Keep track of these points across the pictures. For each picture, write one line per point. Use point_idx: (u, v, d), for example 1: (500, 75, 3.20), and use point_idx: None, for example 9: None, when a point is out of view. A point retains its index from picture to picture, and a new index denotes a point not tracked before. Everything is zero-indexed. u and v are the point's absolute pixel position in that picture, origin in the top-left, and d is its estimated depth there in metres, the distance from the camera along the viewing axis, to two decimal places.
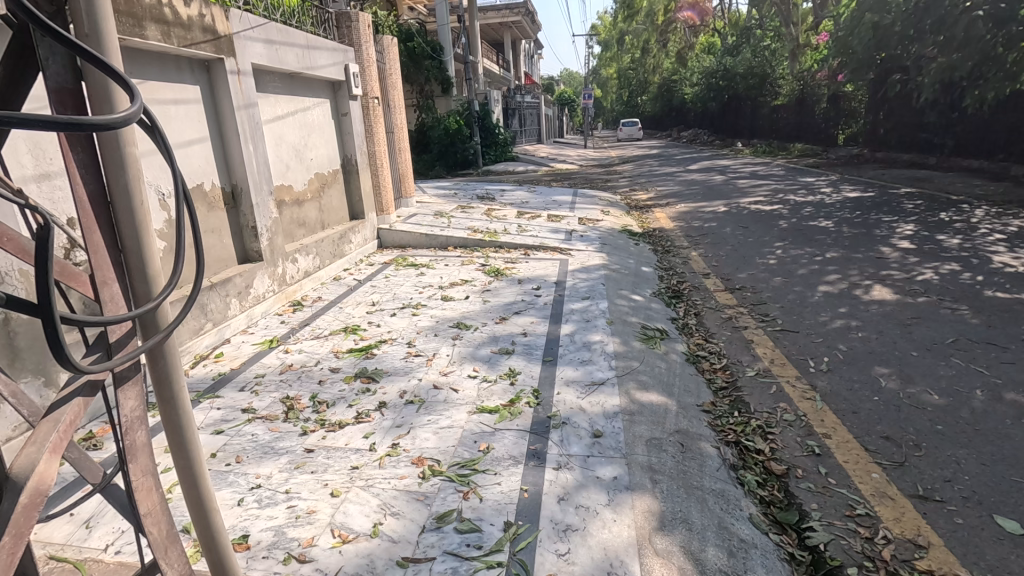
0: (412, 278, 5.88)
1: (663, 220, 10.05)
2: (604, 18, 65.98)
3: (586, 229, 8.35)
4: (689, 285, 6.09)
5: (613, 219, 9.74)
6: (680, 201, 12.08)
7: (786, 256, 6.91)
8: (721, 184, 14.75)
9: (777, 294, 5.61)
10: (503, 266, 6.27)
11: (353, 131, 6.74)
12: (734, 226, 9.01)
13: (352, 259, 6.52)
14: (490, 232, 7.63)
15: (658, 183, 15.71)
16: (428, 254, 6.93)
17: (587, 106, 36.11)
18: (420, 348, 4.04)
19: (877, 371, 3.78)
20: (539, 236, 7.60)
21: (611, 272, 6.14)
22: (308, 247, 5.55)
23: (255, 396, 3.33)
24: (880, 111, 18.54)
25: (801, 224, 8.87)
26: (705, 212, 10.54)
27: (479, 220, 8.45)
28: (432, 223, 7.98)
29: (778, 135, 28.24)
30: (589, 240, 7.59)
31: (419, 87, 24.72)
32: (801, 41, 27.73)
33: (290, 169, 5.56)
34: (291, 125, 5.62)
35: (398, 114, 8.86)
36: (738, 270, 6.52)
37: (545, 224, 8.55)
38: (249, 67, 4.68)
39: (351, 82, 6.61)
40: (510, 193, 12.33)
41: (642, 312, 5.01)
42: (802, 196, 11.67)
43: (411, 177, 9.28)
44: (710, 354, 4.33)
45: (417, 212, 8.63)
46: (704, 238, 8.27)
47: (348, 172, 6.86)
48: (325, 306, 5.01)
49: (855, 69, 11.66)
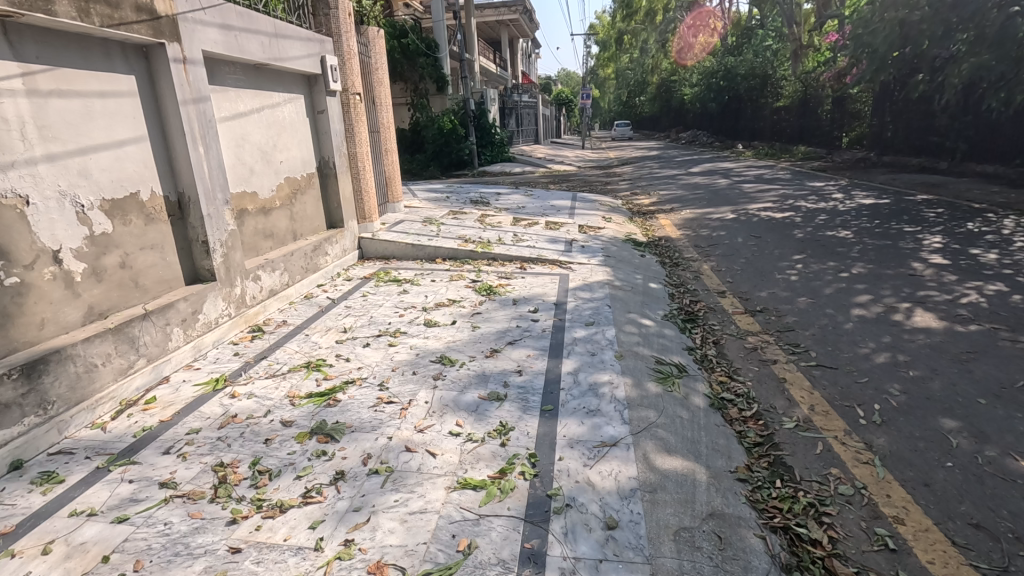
0: (393, 297, 5.21)
1: (669, 228, 9.44)
2: (602, 18, 65.59)
3: (588, 239, 7.71)
4: (704, 305, 5.45)
5: (616, 227, 9.11)
6: (685, 206, 11.45)
7: (808, 272, 6.28)
8: (726, 188, 14.14)
9: (806, 318, 4.98)
10: (496, 284, 5.61)
11: (330, 131, 6.07)
12: (746, 235, 8.38)
13: (328, 273, 5.84)
14: (484, 243, 6.98)
15: (660, 187, 15.09)
16: (414, 267, 6.27)
17: (586, 106, 35.54)
18: (394, 392, 3.38)
19: (944, 426, 3.14)
20: (537, 247, 6.95)
21: (616, 290, 5.50)
22: (274, 262, 4.88)
23: (181, 463, 2.66)
24: (888, 114, 17.97)
25: (818, 234, 8.25)
26: (713, 218, 9.91)
27: (471, 228, 7.80)
28: (420, 231, 7.32)
29: (780, 137, 27.66)
30: (591, 252, 6.96)
31: (413, 85, 23.94)
32: (804, 41, 27.20)
33: (254, 173, 4.88)
34: (256, 123, 4.95)
35: (384, 113, 8.19)
36: (757, 287, 5.89)
37: (543, 232, 7.90)
38: (199, 55, 4.00)
39: (328, 76, 5.93)
40: (506, 197, 11.69)
41: (654, 341, 4.36)
42: (814, 202, 11.05)
43: (398, 181, 8.62)
44: (738, 397, 3.68)
45: (405, 218, 7.97)
46: (716, 249, 7.65)
47: (325, 175, 6.19)
48: (290, 333, 4.34)
49: (871, 69, 11.06)
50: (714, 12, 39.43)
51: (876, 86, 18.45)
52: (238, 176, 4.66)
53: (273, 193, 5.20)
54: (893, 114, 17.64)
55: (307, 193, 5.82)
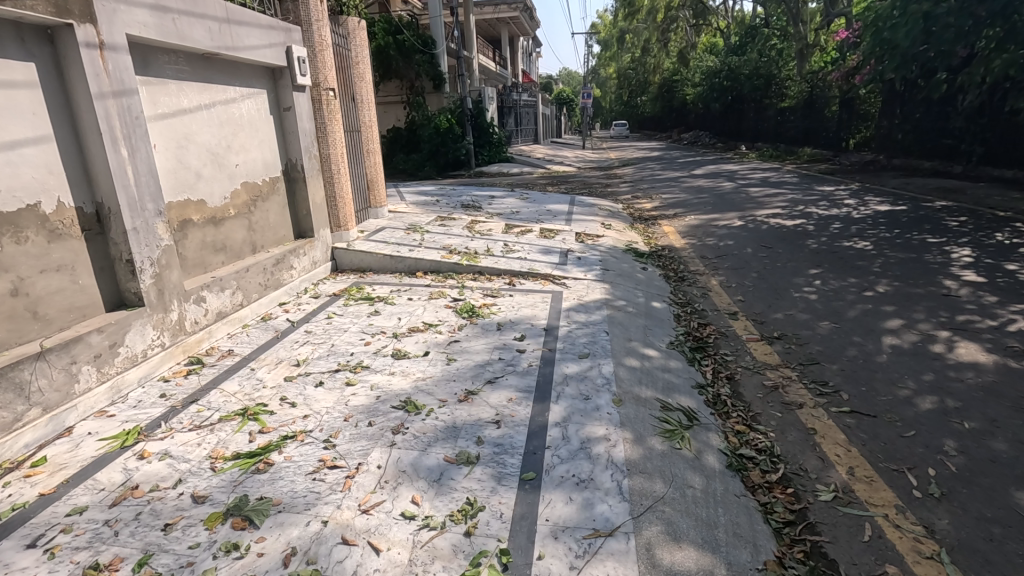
0: (362, 319, 4.60)
1: (672, 236, 8.85)
2: (603, 18, 65.05)
3: (585, 249, 7.10)
4: (714, 330, 4.83)
5: (615, 235, 8.49)
6: (689, 212, 10.84)
7: (829, 290, 5.67)
8: (731, 192, 13.51)
9: (832, 347, 4.36)
10: (480, 303, 5.00)
11: (298, 130, 5.45)
12: (756, 245, 7.76)
13: (293, 290, 5.22)
14: (471, 254, 6.36)
15: (662, 190, 14.45)
16: (391, 283, 5.66)
17: (586, 106, 34.90)
18: (341, 452, 2.76)
19: (1020, 504, 2.53)
20: (528, 259, 6.33)
21: (614, 312, 4.88)
22: (223, 280, 4.26)
23: (46, 563, 2.05)
24: (899, 115, 17.33)
25: (834, 244, 7.63)
26: (719, 226, 9.31)
27: (458, 236, 7.18)
28: (402, 241, 6.70)
29: (785, 139, 27.02)
30: (587, 264, 6.35)
31: (409, 83, 23.74)
32: (810, 40, 26.57)
33: (201, 179, 4.26)
34: (205, 121, 4.33)
35: (364, 112, 7.55)
36: (772, 308, 5.27)
37: (537, 241, 7.29)
38: (123, 40, 3.38)
39: (295, 68, 5.30)
40: (500, 201, 11.08)
41: (657, 379, 3.75)
42: (827, 208, 10.42)
43: (381, 185, 8.00)
44: (759, 454, 3.06)
45: (387, 225, 7.37)
46: (724, 261, 7.03)
47: (291, 180, 5.58)
48: (235, 365, 3.73)
49: (887, 67, 10.43)
50: (718, 11, 38.79)
51: (886, 86, 17.82)
52: (179, 182, 4.04)
53: (226, 200, 4.58)
54: (905, 115, 17.01)
55: (269, 200, 5.20)
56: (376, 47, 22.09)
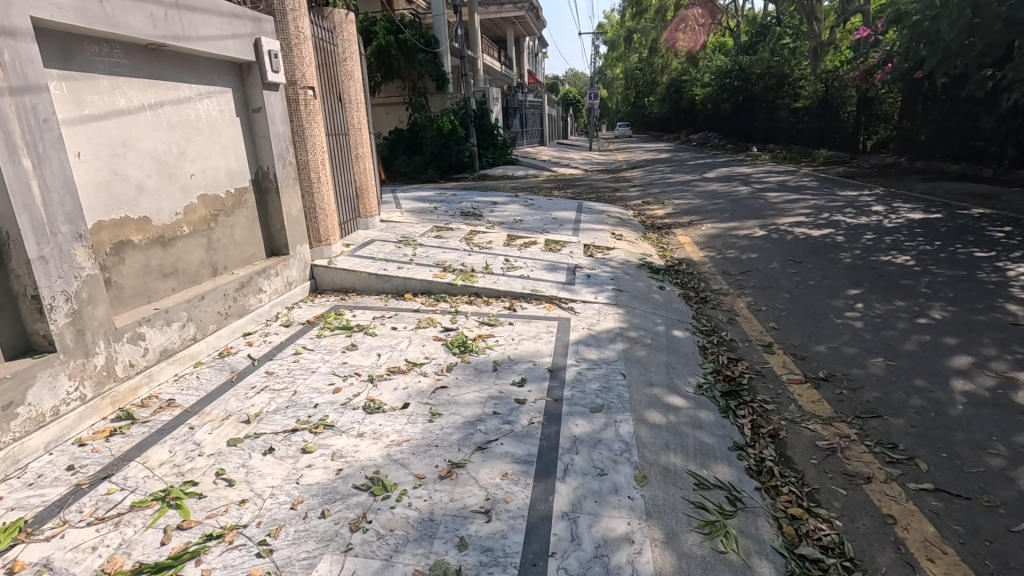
0: (334, 356, 3.93)
1: (689, 247, 8.15)
2: (610, 18, 64.38)
3: (594, 265, 6.41)
4: (748, 369, 4.13)
5: (627, 246, 7.80)
6: (705, 220, 10.13)
7: (874, 316, 4.96)
8: (748, 198, 12.78)
9: (893, 394, 3.64)
10: (474, 335, 4.32)
11: (270, 135, 4.79)
12: (783, 259, 7.05)
13: (259, 317, 4.56)
14: (466, 271, 5.69)
15: (674, 195, 13.74)
16: (374, 307, 4.99)
17: (593, 107, 34.21)
18: (279, 562, 2.09)
19: None
20: (531, 277, 5.65)
21: (631, 347, 4.19)
22: (169, 312, 3.60)
23: None
24: (922, 116, 16.52)
25: (871, 259, 6.90)
26: (740, 236, 8.61)
27: (454, 250, 6.50)
28: (390, 256, 6.04)
29: (798, 140, 26.20)
30: (598, 283, 5.68)
31: (411, 84, 23.21)
32: (824, 39, 25.75)
33: (143, 193, 3.61)
34: (149, 125, 3.68)
35: (352, 114, 6.89)
36: (812, 339, 4.57)
37: (541, 256, 6.61)
38: (27, 24, 2.74)
39: (266, 63, 4.65)
40: (502, 208, 10.41)
41: (687, 441, 3.06)
42: (854, 216, 9.68)
43: (372, 193, 7.34)
44: (826, 554, 2.38)
45: (377, 238, 6.71)
46: (750, 279, 6.33)
47: (262, 191, 4.92)
48: (172, 420, 3.07)
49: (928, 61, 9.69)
50: (728, 10, 38.05)
51: (908, 86, 17.02)
52: (111, 197, 3.38)
53: (179, 216, 3.93)
54: (928, 116, 16.21)
55: (234, 215, 4.55)
56: (377, 46, 21.52)
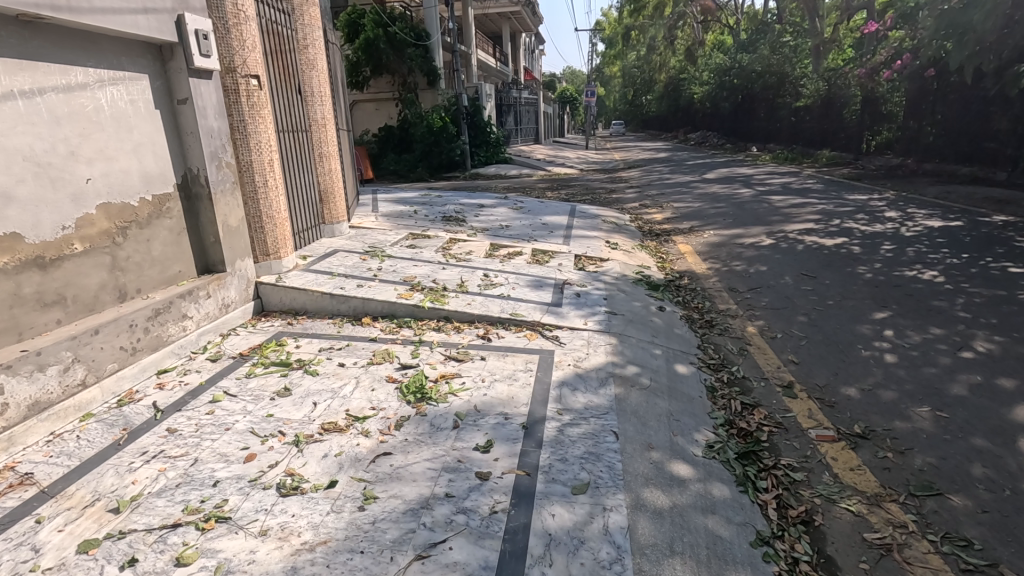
0: (258, 405, 3.18)
1: (691, 258, 7.44)
2: (608, 15, 63.61)
3: (585, 281, 5.68)
4: (766, 420, 3.41)
5: (622, 257, 7.08)
6: (707, 226, 9.43)
7: (910, 349, 4.25)
8: (751, 201, 12.07)
9: (952, 459, 2.92)
10: (436, 375, 3.58)
11: (199, 132, 4.04)
12: (797, 274, 6.33)
13: (181, 349, 3.82)
14: (437, 289, 4.94)
15: (673, 198, 13.02)
16: (324, 335, 4.24)
17: (590, 105, 33.47)
18: None
19: None
20: (511, 297, 4.92)
21: (625, 393, 3.44)
22: (43, 354, 2.85)
23: None
24: (931, 116, 15.85)
25: (894, 274, 6.20)
26: (746, 245, 7.90)
27: (427, 262, 5.76)
28: (352, 269, 5.29)
29: (799, 140, 25.53)
30: (588, 304, 4.95)
31: (401, 79, 22.44)
32: (826, 36, 25.11)
33: (9, 203, 2.86)
34: (23, 118, 2.94)
35: (312, 109, 6.11)
36: (840, 378, 3.85)
37: (526, 270, 5.88)
38: None
39: (191, 45, 3.90)
40: (489, 212, 9.68)
41: (697, 538, 2.34)
42: (868, 223, 8.98)
43: (339, 197, 6.56)
44: None
45: (341, 248, 5.95)
46: (760, 298, 5.62)
47: (190, 198, 4.16)
48: (17, 508, 2.33)
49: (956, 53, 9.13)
50: (727, 6, 37.34)
51: (917, 84, 16.35)
52: None
53: (68, 231, 3.18)
54: (937, 117, 15.54)
55: (151, 226, 3.80)
56: (365, 39, 20.74)
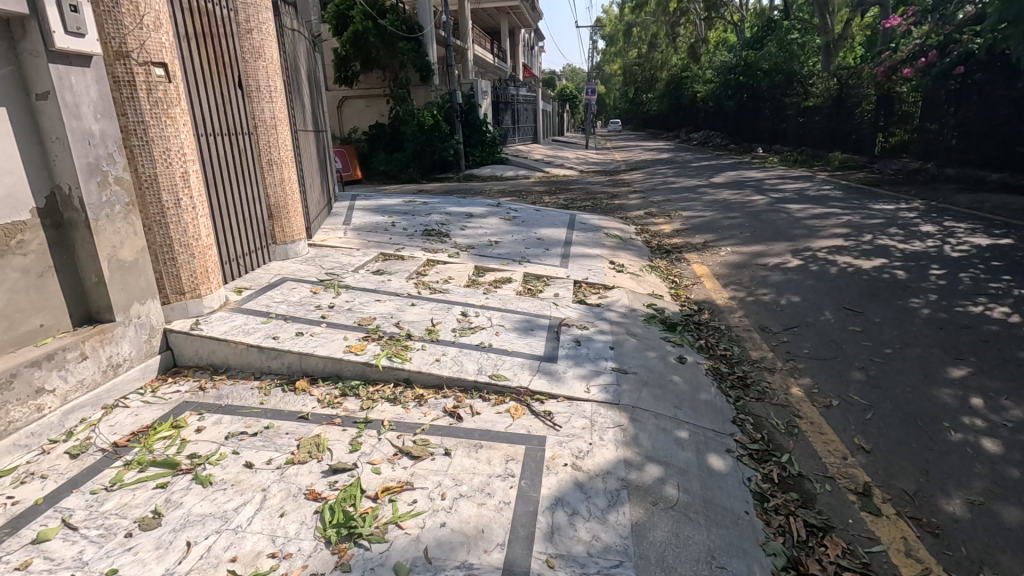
0: (102, 551, 2.14)
1: (708, 282, 6.43)
2: (609, 11, 62.53)
3: (587, 320, 4.65)
4: (846, 561, 2.39)
5: (629, 283, 6.05)
6: (721, 241, 8.42)
7: (1015, 432, 3.24)
8: (767, 210, 11.05)
9: None
10: (377, 486, 2.54)
11: (68, 139, 2.99)
12: (838, 308, 5.31)
13: (31, 439, 2.77)
14: (398, 337, 3.90)
15: (680, 205, 12.01)
16: (242, 408, 3.20)
17: (590, 103, 32.41)
18: None
19: None
20: (493, 348, 3.89)
21: (644, 519, 2.42)
22: None
23: None
24: (954, 118, 14.85)
25: (956, 309, 5.19)
26: (770, 266, 6.89)
27: (393, 296, 4.72)
28: (295, 308, 4.24)
29: (808, 142, 24.51)
30: (590, 357, 3.92)
31: (392, 74, 21.42)
32: (838, 33, 24.17)
33: None
34: None
35: (256, 107, 5.06)
36: (936, 482, 2.82)
37: (515, 304, 4.84)
38: None
39: (49, 16, 2.83)
40: (478, 223, 8.64)
41: None
42: (904, 240, 7.97)
43: (295, 212, 5.52)
44: None
45: (290, 278, 4.89)
46: (801, 343, 4.59)
47: (62, 225, 3.12)
48: None
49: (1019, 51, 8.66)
50: (732, 3, 36.35)
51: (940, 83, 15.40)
52: None
53: None
54: (960, 119, 14.56)
55: None
56: (354, 32, 19.75)
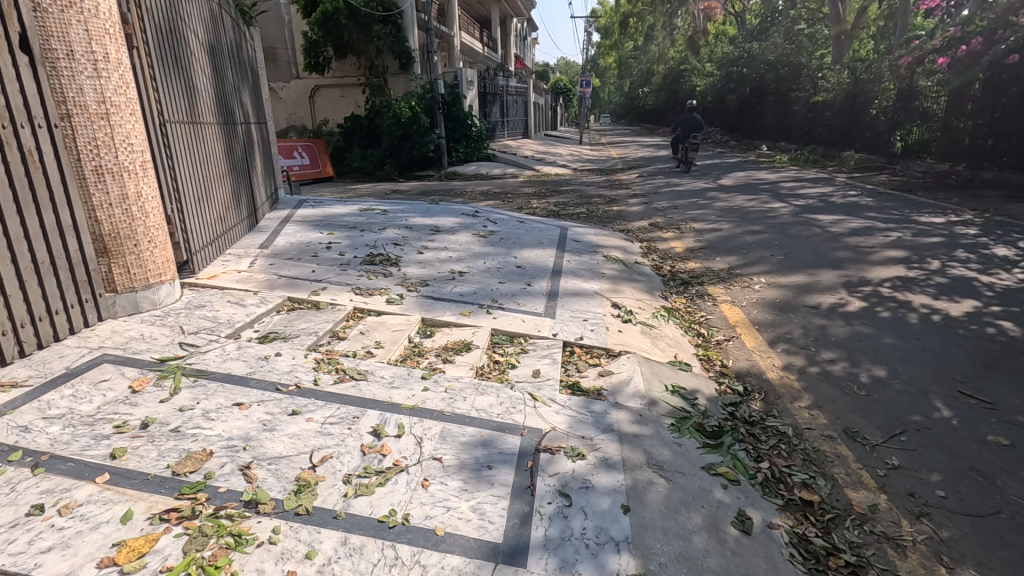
0: None
1: (747, 336, 4.69)
2: (604, 2, 60.82)
3: (582, 434, 2.88)
4: None
5: (641, 343, 4.28)
6: (750, 266, 6.69)
7: None
8: (793, 222, 9.34)
9: None
10: None
11: None
12: (953, 395, 3.60)
13: None
14: (228, 514, 2.08)
15: (690, 214, 10.29)
16: None
17: (585, 96, 30.54)
18: None
19: None
20: (410, 531, 2.11)
21: None
22: None
23: None
24: (994, 115, 13.30)
25: None
26: (824, 311, 5.17)
27: (267, 393, 2.91)
28: (73, 434, 2.42)
29: (817, 139, 22.78)
30: (589, 541, 2.16)
31: (368, 61, 19.56)
32: (851, 23, 22.57)
33: None
34: None
35: (67, 85, 3.23)
36: None
37: (468, 402, 3.05)
38: None
39: None
40: (444, 240, 6.84)
41: None
42: (984, 270, 6.27)
43: (147, 243, 3.74)
44: None
45: (113, 357, 3.09)
46: (927, 477, 2.86)
47: None
48: None
49: None
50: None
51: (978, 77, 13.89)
52: None
53: None
54: (1003, 115, 12.99)
55: None
56: (323, 13, 18.02)
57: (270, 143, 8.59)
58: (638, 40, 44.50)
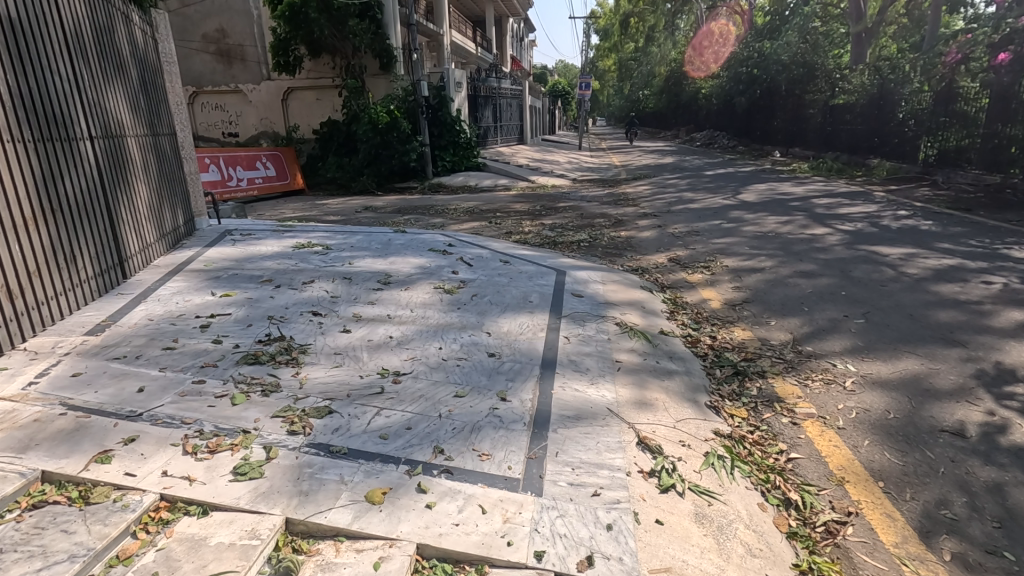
0: None
1: (872, 513, 2.71)
2: (602, 2, 58.95)
3: None
4: None
5: (700, 563, 2.28)
6: (824, 338, 4.72)
7: None
8: (852, 257, 7.37)
9: None
10: None
11: None
12: None
13: None
14: None
15: (716, 244, 8.31)
16: None
17: (585, 99, 28.53)
18: None
19: None
20: None
21: None
22: None
23: None
24: None
25: None
26: (981, 444, 3.20)
27: None
28: None
29: (836, 146, 20.85)
30: None
31: (344, 61, 17.52)
32: (874, 19, 20.67)
33: None
34: None
35: None
36: None
37: None
38: None
39: None
40: (390, 299, 4.84)
41: None
42: None
43: None
44: None
45: None
46: None
47: None
48: None
49: None
50: None
51: None
52: None
53: None
54: None
55: None
56: (290, 6, 16.18)
57: (178, 162, 6.61)
58: (639, 41, 42.60)
